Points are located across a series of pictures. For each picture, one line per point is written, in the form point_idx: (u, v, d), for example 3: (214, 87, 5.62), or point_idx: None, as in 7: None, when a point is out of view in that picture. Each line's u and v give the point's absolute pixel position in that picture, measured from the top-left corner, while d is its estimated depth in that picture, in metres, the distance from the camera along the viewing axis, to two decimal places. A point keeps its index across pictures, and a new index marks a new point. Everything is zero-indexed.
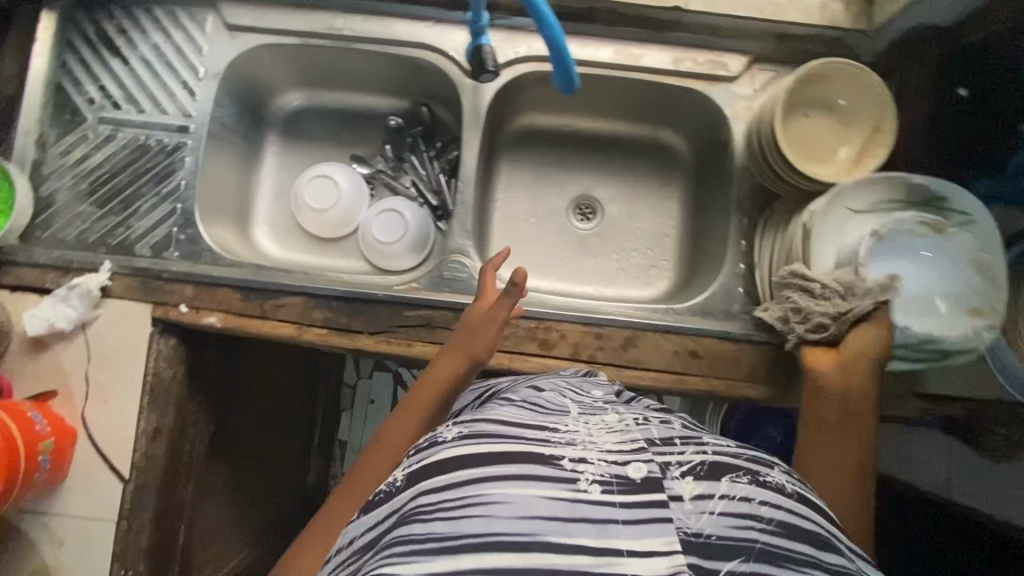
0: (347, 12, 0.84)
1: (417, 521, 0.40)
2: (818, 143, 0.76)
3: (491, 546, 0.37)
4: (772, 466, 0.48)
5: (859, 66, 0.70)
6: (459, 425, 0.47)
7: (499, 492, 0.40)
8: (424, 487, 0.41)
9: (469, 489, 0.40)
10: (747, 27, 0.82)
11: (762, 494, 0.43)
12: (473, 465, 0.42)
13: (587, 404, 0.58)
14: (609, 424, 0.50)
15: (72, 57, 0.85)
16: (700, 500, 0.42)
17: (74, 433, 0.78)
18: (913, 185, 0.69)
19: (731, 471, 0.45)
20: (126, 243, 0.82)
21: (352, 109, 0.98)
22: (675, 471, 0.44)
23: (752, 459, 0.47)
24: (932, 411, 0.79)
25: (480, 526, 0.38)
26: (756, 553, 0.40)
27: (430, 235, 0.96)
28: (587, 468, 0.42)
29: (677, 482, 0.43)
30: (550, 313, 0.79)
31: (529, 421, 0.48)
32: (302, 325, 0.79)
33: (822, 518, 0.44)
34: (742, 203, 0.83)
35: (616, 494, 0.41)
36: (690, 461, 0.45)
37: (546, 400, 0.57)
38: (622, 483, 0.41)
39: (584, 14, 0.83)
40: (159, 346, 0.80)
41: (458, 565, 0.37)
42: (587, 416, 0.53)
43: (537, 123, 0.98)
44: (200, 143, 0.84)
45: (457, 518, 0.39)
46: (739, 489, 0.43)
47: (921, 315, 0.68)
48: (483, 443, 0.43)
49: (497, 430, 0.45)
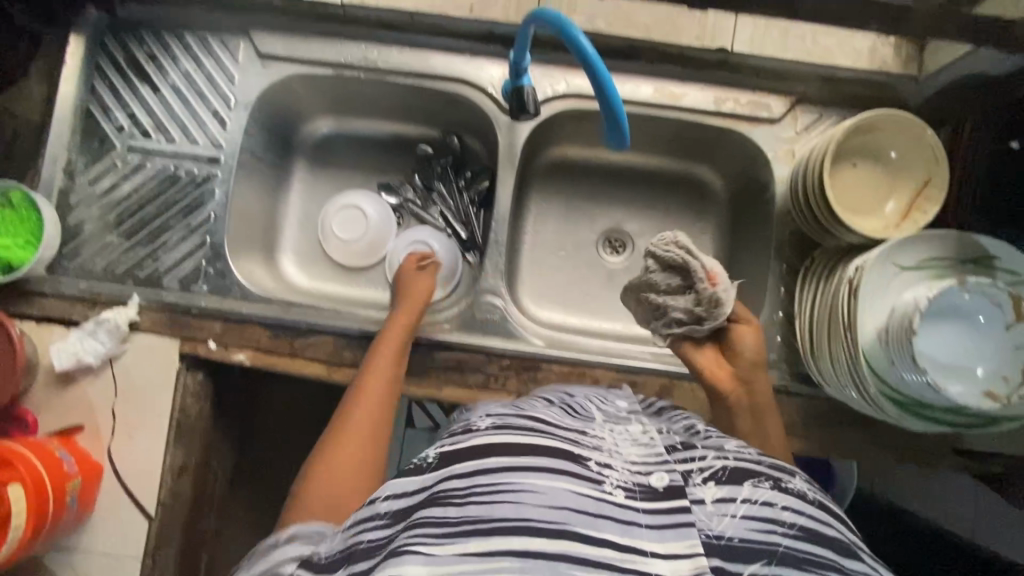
0: (382, 44, 0.83)
1: (450, 504, 0.40)
2: (864, 195, 0.74)
3: (521, 531, 0.38)
4: (793, 474, 0.48)
5: (915, 119, 0.68)
6: (493, 416, 0.49)
7: (530, 482, 0.41)
8: (456, 470, 0.43)
9: (501, 476, 0.41)
10: (790, 68, 0.80)
11: (784, 499, 0.44)
12: (506, 454, 0.43)
13: (611, 412, 0.58)
14: (635, 436, 0.52)
15: (100, 82, 0.83)
16: (722, 503, 0.43)
17: (100, 469, 0.76)
18: (965, 242, 0.67)
19: (753, 476, 0.46)
20: (154, 276, 0.80)
21: (381, 136, 0.97)
22: (697, 478, 0.45)
23: (774, 466, 0.48)
24: (972, 467, 0.77)
25: (511, 512, 0.39)
26: (779, 557, 0.40)
27: (458, 267, 0.94)
28: (612, 473, 0.44)
29: (698, 487, 0.45)
30: (584, 358, 0.77)
31: (562, 423, 0.50)
32: (331, 364, 0.78)
33: (849, 533, 0.45)
34: (782, 250, 0.81)
35: (639, 500, 0.42)
36: (712, 466, 0.46)
37: (577, 404, 0.58)
38: (644, 491, 0.43)
39: (625, 51, 0.81)
40: (186, 380, 0.79)
41: (490, 547, 0.38)
42: (613, 425, 0.54)
43: (569, 154, 0.95)
44: (230, 174, 0.83)
45: (489, 502, 0.40)
46: (761, 494, 0.44)
47: (958, 379, 0.61)
48: (514, 435, 0.45)
49: (527, 425, 0.47)
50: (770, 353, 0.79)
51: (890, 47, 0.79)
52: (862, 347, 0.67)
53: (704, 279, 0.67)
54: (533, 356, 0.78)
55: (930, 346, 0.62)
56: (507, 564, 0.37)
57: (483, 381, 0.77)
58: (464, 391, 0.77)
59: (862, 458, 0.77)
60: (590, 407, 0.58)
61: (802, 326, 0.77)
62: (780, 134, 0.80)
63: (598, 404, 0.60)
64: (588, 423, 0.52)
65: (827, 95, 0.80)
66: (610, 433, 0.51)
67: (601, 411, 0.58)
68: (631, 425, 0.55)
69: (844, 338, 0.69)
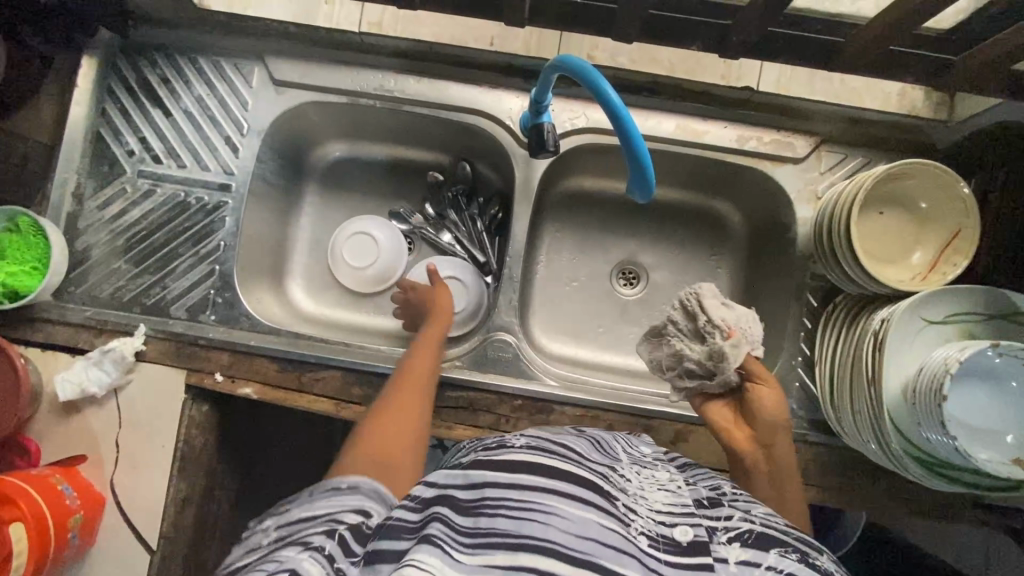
0: (398, 73, 0.81)
1: (482, 513, 0.41)
2: (891, 242, 0.72)
3: (546, 550, 0.39)
4: (822, 552, 0.46)
5: (946, 168, 0.66)
6: (527, 437, 0.50)
7: (560, 505, 0.42)
8: (488, 480, 0.43)
9: (532, 497, 0.42)
10: (814, 108, 0.78)
11: (811, 574, 0.42)
12: (539, 475, 0.44)
13: (639, 455, 0.58)
14: (661, 481, 0.52)
15: (111, 105, 0.82)
16: (746, 565, 0.42)
17: (103, 500, 0.75)
18: (993, 296, 0.66)
19: (781, 544, 0.44)
20: (161, 304, 0.79)
21: (394, 162, 0.95)
22: (721, 536, 0.45)
23: (802, 539, 0.46)
24: (994, 522, 0.76)
25: (539, 530, 0.40)
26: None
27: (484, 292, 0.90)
28: (637, 519, 0.45)
29: (722, 546, 0.44)
30: (599, 402, 0.76)
31: (590, 455, 0.50)
32: (340, 400, 0.76)
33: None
34: (803, 294, 0.79)
35: (662, 552, 0.43)
36: (738, 527, 0.46)
37: (604, 438, 0.58)
38: (667, 543, 0.44)
39: (646, 86, 0.79)
40: (191, 412, 0.77)
41: (515, 562, 0.38)
42: (640, 467, 0.54)
43: (585, 185, 0.93)
44: (242, 202, 0.81)
45: (518, 517, 0.40)
46: (787, 564, 0.42)
47: (985, 443, 0.59)
48: (548, 457, 0.46)
49: (559, 451, 0.48)
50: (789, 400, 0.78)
51: (921, 89, 0.77)
52: (886, 402, 0.65)
53: (724, 335, 0.64)
54: (546, 398, 0.76)
55: (961, 409, 0.60)
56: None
57: (494, 421, 0.76)
58: (475, 431, 0.75)
59: (881, 511, 0.75)
60: (617, 444, 0.58)
61: (823, 372, 0.75)
62: (803, 175, 0.79)
63: (624, 447, 0.59)
64: (616, 463, 0.53)
65: (854, 136, 0.78)
66: (637, 477, 0.52)
67: (629, 452, 0.58)
68: (658, 470, 0.55)
69: (866, 391, 0.67)
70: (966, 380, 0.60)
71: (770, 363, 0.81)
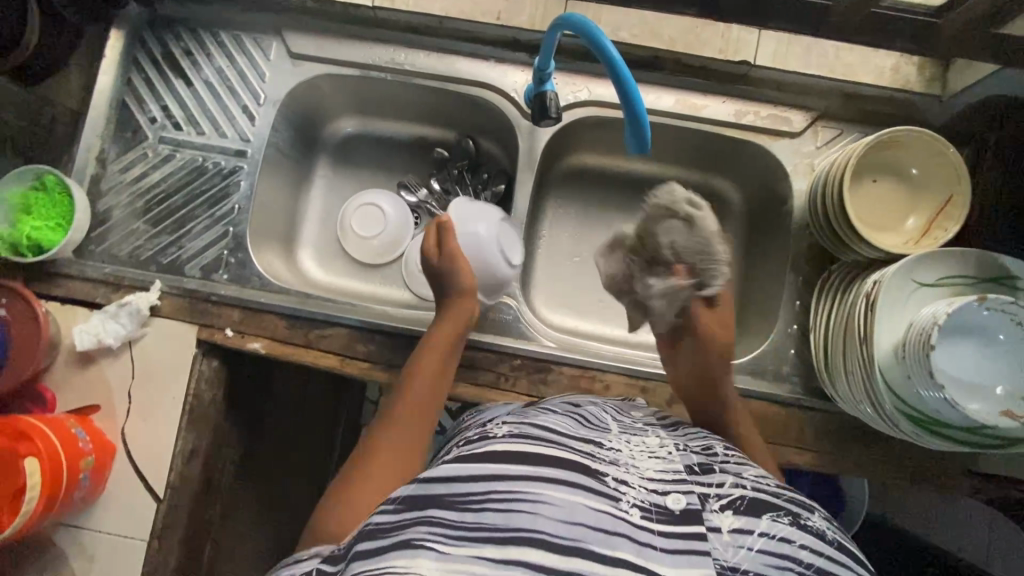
0: (409, 47, 0.85)
1: (470, 505, 0.42)
2: (884, 210, 0.74)
3: (537, 542, 0.40)
4: (812, 510, 0.50)
5: (937, 135, 0.68)
6: (510, 426, 0.52)
7: (548, 494, 0.43)
8: (473, 474, 0.44)
9: (518, 486, 0.43)
10: (810, 83, 0.80)
11: (802, 537, 0.46)
12: (523, 462, 0.45)
13: (627, 424, 0.58)
14: (652, 448, 0.53)
15: (137, 74, 0.86)
16: (739, 534, 0.45)
17: (114, 448, 0.78)
18: (986, 260, 0.67)
19: (772, 509, 0.48)
20: (176, 263, 0.82)
21: (403, 138, 0.99)
22: (714, 504, 0.47)
23: (793, 500, 0.50)
24: (988, 491, 0.76)
25: (528, 522, 0.41)
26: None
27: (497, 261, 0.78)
28: (629, 491, 0.46)
29: (715, 514, 0.46)
30: (596, 363, 0.78)
31: (575, 432, 0.52)
32: (345, 356, 0.79)
33: (859, 567, 0.47)
34: (798, 263, 0.81)
35: (655, 521, 0.44)
36: (730, 495, 0.48)
37: (589, 412, 0.59)
38: (660, 512, 0.45)
39: (647, 61, 0.82)
40: (201, 366, 0.80)
41: (506, 556, 0.40)
42: (629, 435, 0.55)
43: (587, 162, 0.96)
44: (256, 168, 0.85)
45: (505, 511, 0.41)
46: (778, 529, 0.46)
47: (971, 396, 0.60)
48: (534, 445, 0.47)
49: (544, 435, 0.49)
50: (784, 367, 0.79)
51: (914, 64, 0.79)
52: (878, 361, 0.66)
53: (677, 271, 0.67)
54: (544, 358, 0.78)
55: (945, 361, 0.61)
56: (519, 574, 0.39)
57: (494, 380, 0.77)
58: (475, 389, 0.77)
59: (873, 477, 0.76)
60: (605, 417, 0.59)
61: (817, 337, 0.76)
62: (799, 148, 0.81)
63: (613, 415, 0.60)
64: (603, 433, 0.54)
65: (849, 111, 0.80)
66: (627, 445, 0.52)
67: (617, 421, 0.59)
68: (648, 435, 0.56)
69: (860, 353, 0.68)
70: (951, 338, 0.61)
71: (765, 332, 0.82)
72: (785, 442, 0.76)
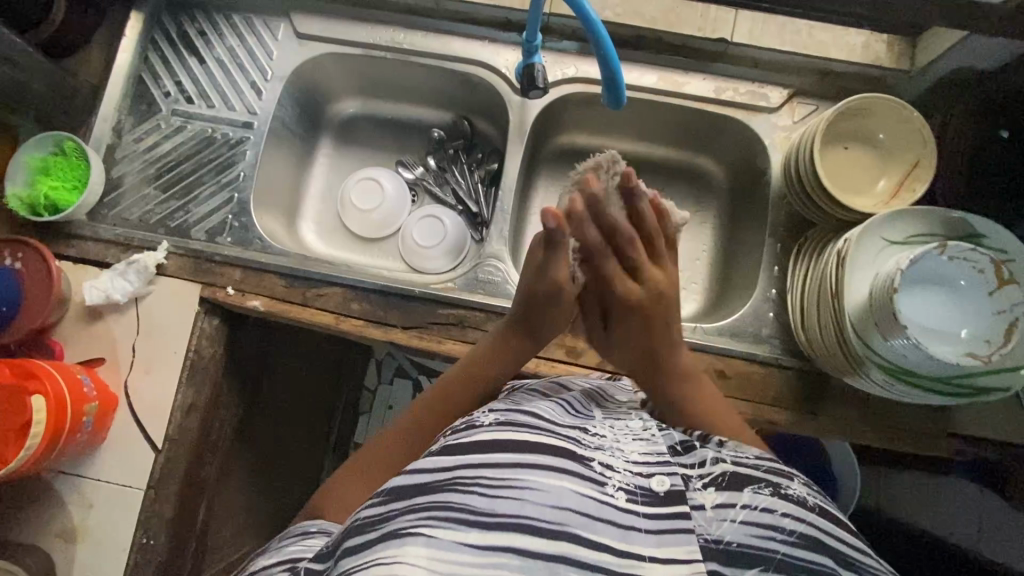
0: (408, 27, 0.90)
1: (455, 491, 0.44)
2: (857, 175, 0.77)
3: (523, 528, 0.42)
4: (793, 478, 0.51)
5: (900, 101, 0.72)
6: (496, 413, 0.53)
7: (534, 480, 0.45)
8: (461, 464, 0.46)
9: (507, 474, 0.45)
10: (786, 60, 0.85)
11: (784, 506, 0.47)
12: (510, 450, 0.47)
13: (612, 410, 0.62)
14: (636, 431, 0.56)
15: (154, 53, 0.92)
16: (721, 508, 0.46)
17: (117, 401, 0.81)
18: (952, 220, 0.69)
19: (753, 482, 0.49)
20: (183, 227, 0.87)
21: (401, 119, 1.03)
22: (697, 483, 0.49)
23: (773, 471, 0.51)
24: (966, 453, 0.78)
25: (513, 509, 0.43)
26: (775, 563, 0.44)
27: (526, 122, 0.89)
28: (614, 475, 0.48)
29: (698, 493, 0.48)
30: (579, 322, 0.81)
31: (562, 420, 0.54)
32: (340, 315, 0.82)
33: (840, 531, 0.48)
34: (777, 230, 0.84)
35: (639, 504, 0.46)
36: (712, 472, 0.50)
37: (574, 398, 0.62)
38: (644, 494, 0.47)
39: (631, 41, 0.87)
40: (203, 324, 0.83)
41: (491, 541, 0.41)
42: (613, 421, 0.58)
43: (577, 142, 0.99)
44: (262, 139, 0.90)
45: (493, 497, 0.43)
46: (760, 500, 0.47)
47: (935, 341, 0.64)
48: (520, 432, 0.49)
49: (528, 422, 0.51)
50: (764, 330, 0.81)
51: (884, 42, 0.83)
52: (847, 312, 0.69)
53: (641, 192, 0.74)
54: None
55: (913, 310, 0.65)
56: (506, 560, 0.41)
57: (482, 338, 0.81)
58: (464, 346, 0.81)
59: (852, 437, 0.78)
60: (590, 404, 0.62)
61: (794, 294, 0.79)
62: (777, 122, 0.85)
63: (599, 403, 0.63)
64: (588, 421, 0.56)
65: (824, 88, 0.84)
66: (611, 430, 0.55)
67: (602, 409, 0.62)
68: (631, 420, 0.59)
69: (830, 305, 0.71)
70: (908, 288, 0.65)
71: (747, 298, 0.85)
72: (764, 401, 0.79)
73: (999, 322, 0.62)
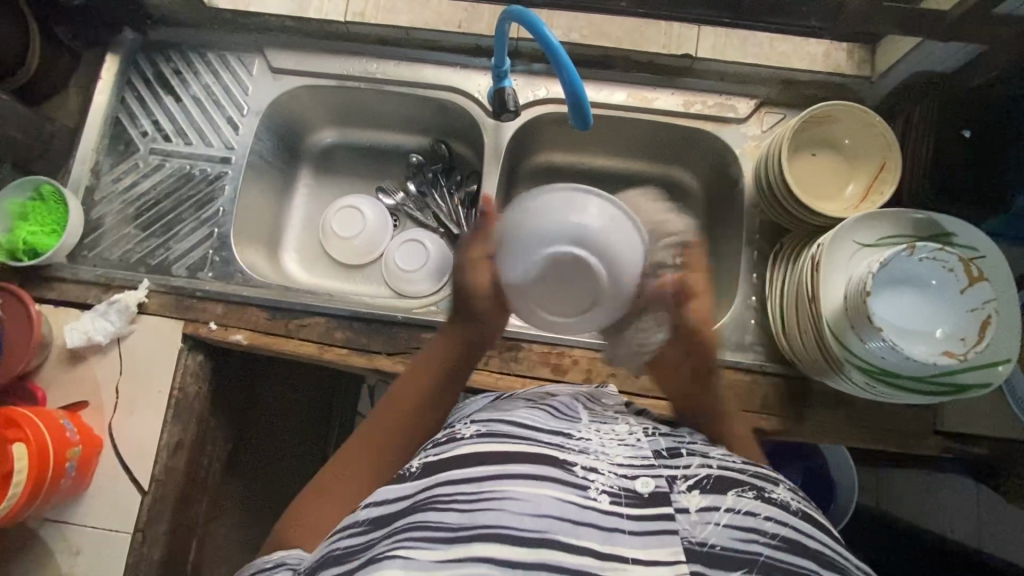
0: (380, 58, 0.92)
1: (433, 509, 0.42)
2: (827, 181, 0.80)
3: (499, 537, 0.39)
4: (777, 483, 0.48)
5: (864, 109, 0.75)
6: (478, 424, 0.50)
7: (513, 489, 0.42)
8: (441, 480, 0.44)
9: (485, 486, 0.42)
10: (750, 71, 0.87)
11: (767, 509, 0.44)
12: (490, 462, 0.44)
13: (600, 412, 0.57)
14: (620, 436, 0.51)
15: (131, 94, 0.93)
16: (705, 511, 0.44)
17: (101, 443, 0.79)
18: (919, 220, 0.70)
19: (736, 486, 0.46)
20: (165, 264, 0.87)
21: (380, 145, 1.04)
22: (681, 485, 0.46)
23: (758, 475, 0.49)
24: (955, 450, 0.78)
25: (493, 519, 0.40)
26: (760, 565, 0.41)
27: (502, 145, 0.90)
28: (598, 478, 0.44)
29: (682, 495, 0.45)
30: (563, 340, 0.82)
31: (545, 424, 0.50)
32: (322, 344, 0.82)
33: (826, 536, 0.45)
34: (753, 237, 0.85)
35: (624, 506, 0.43)
36: (696, 475, 0.47)
37: (563, 402, 0.57)
38: (629, 496, 0.44)
39: (600, 60, 0.89)
40: (186, 361, 0.83)
41: (467, 554, 0.38)
42: (599, 424, 0.53)
43: (555, 160, 1.00)
44: (240, 173, 0.91)
45: (471, 510, 0.41)
46: (744, 504, 0.44)
47: (913, 342, 0.65)
48: (500, 444, 0.46)
49: (514, 432, 0.48)
50: (746, 337, 0.81)
51: (843, 51, 0.86)
52: (826, 320, 0.69)
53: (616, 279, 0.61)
54: (514, 336, 0.82)
55: (889, 313, 0.67)
56: (483, 570, 0.38)
57: None
58: None
59: (843, 440, 0.78)
60: (577, 406, 0.57)
61: (774, 300, 0.79)
62: (746, 132, 0.86)
63: (587, 405, 0.59)
64: (573, 424, 0.52)
65: (789, 96, 0.86)
66: (596, 434, 0.50)
67: (590, 411, 0.57)
68: (618, 423, 0.54)
69: (809, 310, 0.70)
70: (885, 292, 0.67)
71: (727, 308, 0.85)
72: (751, 408, 0.78)
73: (974, 318, 0.64)
